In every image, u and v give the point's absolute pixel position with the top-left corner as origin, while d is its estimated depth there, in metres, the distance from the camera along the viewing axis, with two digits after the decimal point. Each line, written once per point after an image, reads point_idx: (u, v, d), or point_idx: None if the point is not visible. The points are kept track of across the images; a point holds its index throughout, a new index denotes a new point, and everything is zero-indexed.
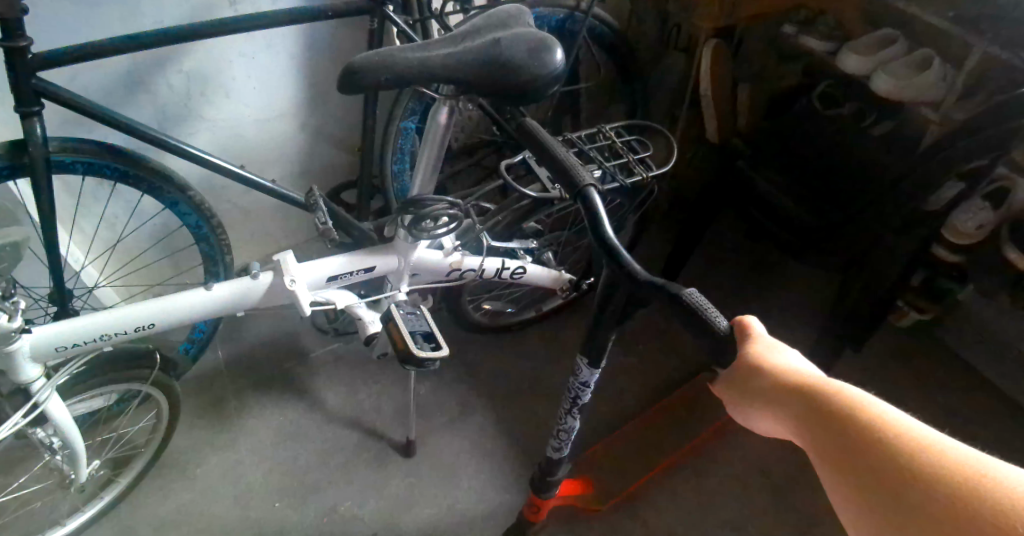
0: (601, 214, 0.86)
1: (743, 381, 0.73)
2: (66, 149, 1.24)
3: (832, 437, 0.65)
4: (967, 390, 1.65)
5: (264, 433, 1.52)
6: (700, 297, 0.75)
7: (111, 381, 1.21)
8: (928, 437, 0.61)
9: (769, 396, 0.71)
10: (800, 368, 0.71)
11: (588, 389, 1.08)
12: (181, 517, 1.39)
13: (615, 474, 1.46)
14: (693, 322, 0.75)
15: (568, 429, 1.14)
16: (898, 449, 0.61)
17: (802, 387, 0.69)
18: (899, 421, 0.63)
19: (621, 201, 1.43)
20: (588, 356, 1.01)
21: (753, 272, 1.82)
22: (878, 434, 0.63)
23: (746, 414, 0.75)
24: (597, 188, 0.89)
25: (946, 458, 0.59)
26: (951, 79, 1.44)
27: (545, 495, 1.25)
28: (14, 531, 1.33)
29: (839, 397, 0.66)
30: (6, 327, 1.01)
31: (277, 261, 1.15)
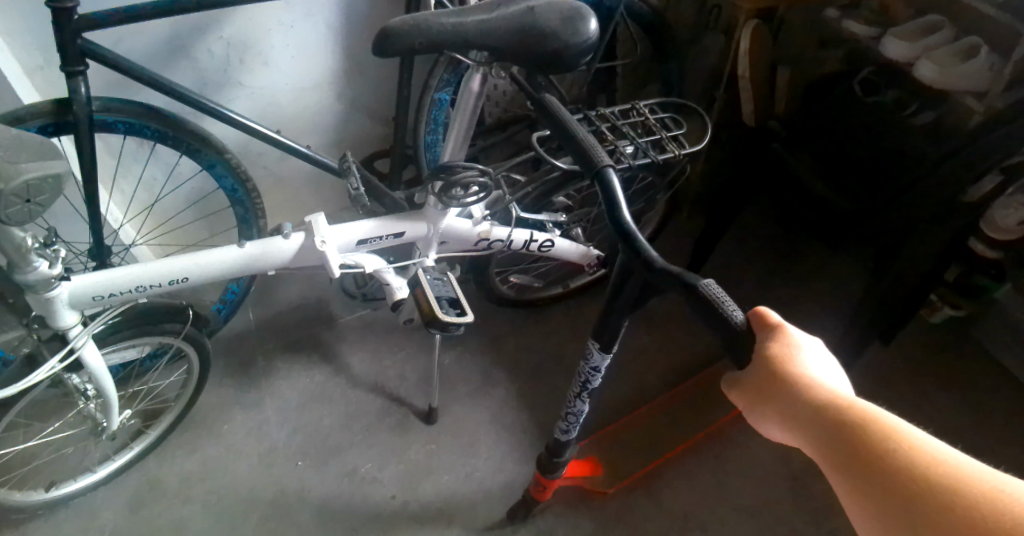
0: (617, 197, 0.85)
1: (755, 380, 0.71)
2: (109, 109, 1.27)
3: (842, 445, 0.65)
4: (1001, 389, 1.61)
5: (290, 395, 1.56)
6: (716, 288, 0.73)
7: (144, 333, 1.27)
8: (940, 449, 0.62)
9: (781, 400, 0.69)
10: (819, 372, 0.70)
11: (599, 374, 1.09)
12: (207, 470, 1.46)
13: (627, 457, 1.46)
14: (708, 314, 0.73)
15: (577, 412, 1.15)
16: (913, 462, 0.61)
17: (820, 394, 0.68)
18: (911, 433, 0.64)
19: (651, 180, 1.41)
20: (599, 340, 1.02)
21: (783, 259, 1.79)
22: (891, 447, 0.63)
23: (751, 415, 0.73)
24: (614, 169, 0.87)
25: (959, 473, 0.60)
26: (998, 68, 1.40)
27: (551, 476, 1.25)
28: (49, 474, 1.41)
29: (853, 408, 0.66)
30: (46, 275, 1.02)
31: (309, 222, 1.14)
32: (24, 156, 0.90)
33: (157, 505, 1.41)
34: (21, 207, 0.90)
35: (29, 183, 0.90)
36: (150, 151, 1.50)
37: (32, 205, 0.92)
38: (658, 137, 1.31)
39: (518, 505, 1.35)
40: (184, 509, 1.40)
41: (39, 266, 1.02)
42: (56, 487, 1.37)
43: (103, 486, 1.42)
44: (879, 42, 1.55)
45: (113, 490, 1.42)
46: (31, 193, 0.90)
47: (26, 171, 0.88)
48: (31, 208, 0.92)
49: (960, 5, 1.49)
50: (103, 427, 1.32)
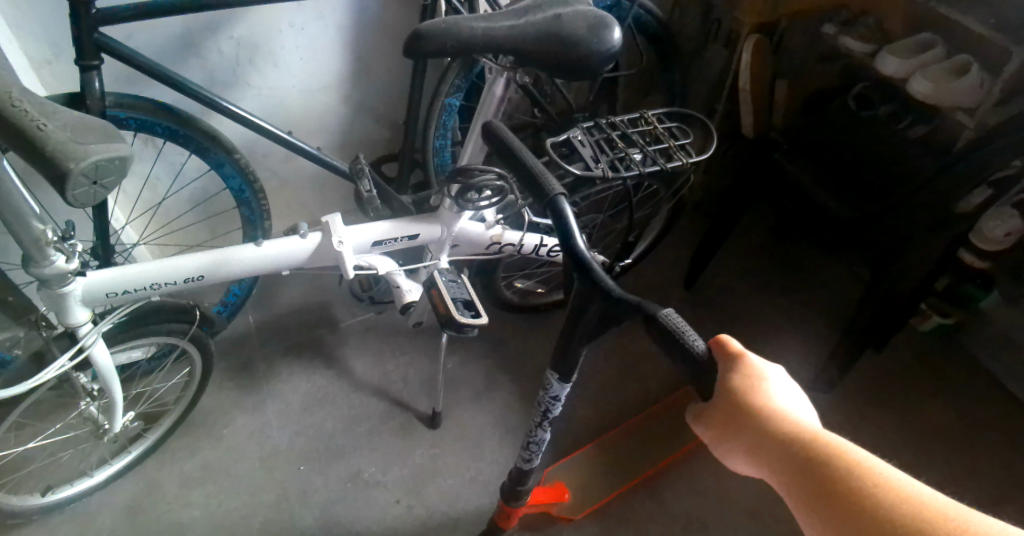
0: (572, 227, 0.84)
1: (724, 416, 0.73)
2: (121, 104, 1.27)
3: (809, 479, 0.67)
4: (991, 395, 1.64)
5: (292, 398, 1.56)
6: (677, 319, 0.75)
7: (150, 332, 1.26)
8: (901, 480, 0.64)
9: (747, 433, 0.71)
10: (783, 403, 0.71)
11: (559, 402, 1.07)
12: (207, 474, 1.44)
13: (593, 481, 1.44)
14: (670, 342, 0.75)
15: (538, 441, 1.13)
16: (877, 497, 0.63)
17: (785, 426, 0.70)
18: (875, 466, 0.66)
19: (657, 186, 1.44)
20: (558, 370, 1.00)
21: (779, 267, 1.83)
22: (856, 482, 0.65)
23: (716, 446, 0.74)
24: (567, 197, 0.86)
25: (919, 507, 0.62)
26: (988, 85, 1.45)
27: (516, 504, 1.24)
28: (46, 478, 1.39)
29: (819, 442, 0.68)
30: (63, 269, 1.01)
31: (326, 222, 1.14)
32: (91, 137, 0.79)
33: (157, 509, 1.39)
34: (87, 190, 0.79)
35: (97, 164, 0.78)
36: (156, 151, 1.49)
37: (99, 187, 0.80)
38: (666, 146, 1.33)
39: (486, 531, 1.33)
40: (184, 514, 1.39)
41: (56, 261, 1.00)
42: (52, 491, 1.35)
43: (100, 490, 1.40)
44: (875, 57, 1.59)
45: (112, 494, 1.40)
46: (98, 174, 0.79)
47: (97, 150, 0.77)
48: (96, 193, 0.80)
49: (953, 24, 1.55)
50: (104, 429, 1.29)
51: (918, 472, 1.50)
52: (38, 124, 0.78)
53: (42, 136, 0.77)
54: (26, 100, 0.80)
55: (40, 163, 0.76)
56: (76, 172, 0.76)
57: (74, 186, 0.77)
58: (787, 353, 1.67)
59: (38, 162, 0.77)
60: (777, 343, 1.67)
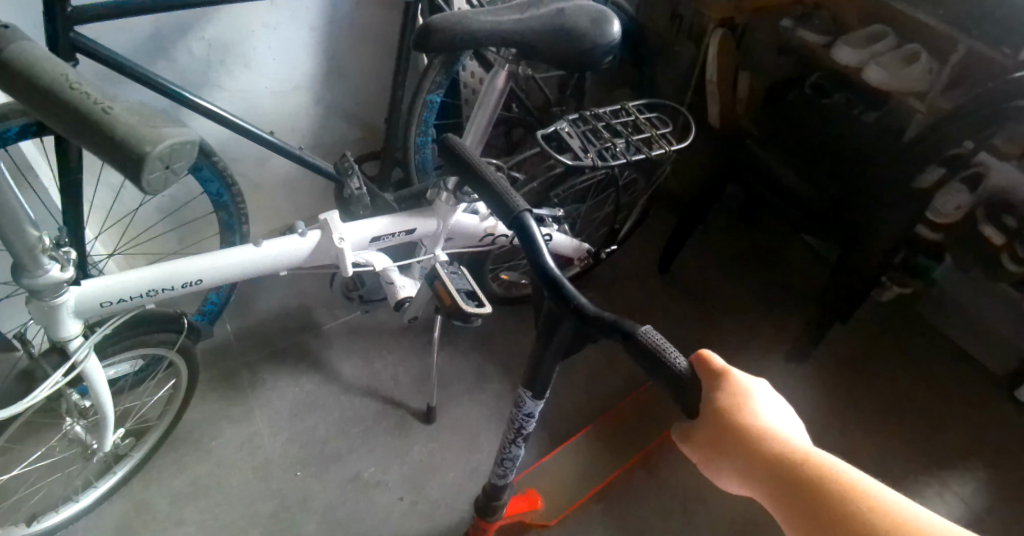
0: (538, 242, 0.81)
1: (716, 440, 0.73)
2: None
3: (804, 503, 0.68)
4: (948, 359, 1.76)
5: (280, 405, 1.53)
6: (656, 336, 0.72)
7: (140, 343, 1.22)
8: (886, 496, 0.67)
9: (738, 457, 0.72)
10: (770, 421, 0.73)
11: (532, 419, 1.06)
12: (198, 489, 1.40)
13: (563, 488, 1.45)
14: (652, 363, 0.72)
15: (512, 457, 1.12)
16: (872, 521, 0.65)
17: (774, 445, 0.71)
18: (868, 487, 0.68)
19: (637, 177, 1.50)
20: (530, 389, 0.99)
21: (746, 250, 1.91)
22: (851, 506, 0.67)
23: (704, 466, 0.75)
24: (532, 213, 0.83)
25: (913, 528, 0.65)
26: (936, 72, 1.56)
27: (491, 519, 1.24)
28: (29, 508, 1.33)
29: (813, 466, 0.70)
30: (58, 278, 0.97)
31: (325, 220, 1.14)
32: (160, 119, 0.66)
33: (147, 529, 1.35)
34: (160, 177, 0.65)
35: (171, 147, 0.64)
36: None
37: (174, 175, 0.67)
38: (648, 135, 1.38)
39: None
40: (179, 531, 1.35)
41: (51, 269, 0.97)
42: (39, 519, 1.29)
43: (85, 516, 1.34)
44: (831, 48, 1.68)
45: (98, 518, 1.34)
46: (172, 157, 0.65)
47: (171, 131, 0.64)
48: (167, 182, 0.66)
49: (900, 16, 1.66)
50: (93, 449, 1.25)
51: (889, 436, 1.60)
52: (101, 105, 0.65)
53: (107, 119, 0.64)
54: (86, 86, 0.69)
55: (105, 148, 0.63)
56: (152, 156, 0.62)
57: (146, 171, 0.63)
58: (760, 332, 1.75)
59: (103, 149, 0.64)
60: (750, 324, 1.75)
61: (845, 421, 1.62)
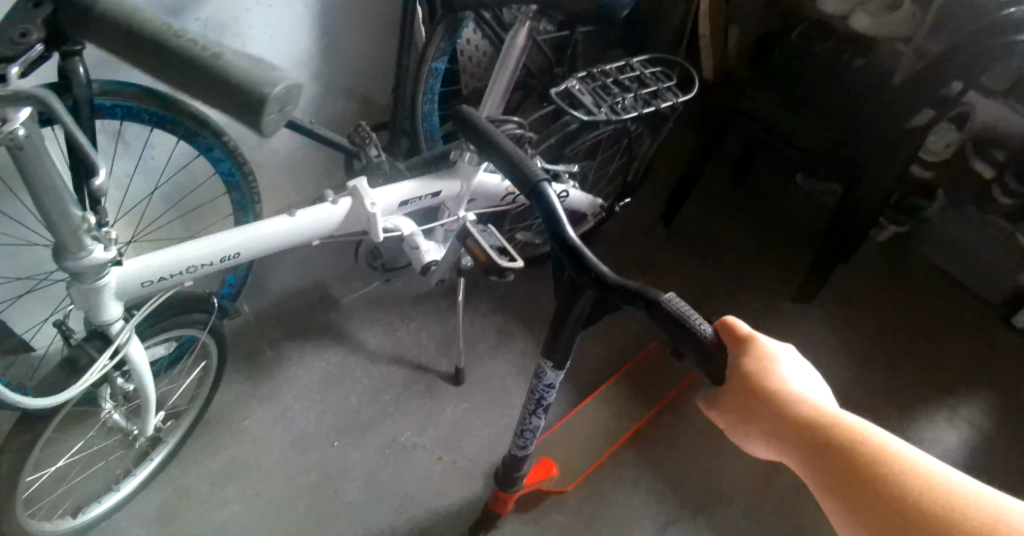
0: (558, 211, 0.82)
1: (742, 403, 0.72)
2: (107, 92, 1.20)
3: (832, 468, 0.66)
4: (941, 289, 1.84)
5: (308, 380, 1.55)
6: (681, 303, 0.73)
7: (176, 324, 1.22)
8: (920, 462, 0.64)
9: (764, 420, 0.70)
10: (796, 385, 0.71)
11: (552, 390, 1.07)
12: (237, 468, 1.42)
13: (579, 455, 1.51)
14: (675, 329, 0.73)
15: (532, 428, 1.13)
16: (906, 486, 0.63)
17: (800, 409, 0.69)
18: (902, 453, 0.65)
19: (642, 132, 1.55)
20: (551, 360, 1.00)
21: (742, 200, 1.97)
22: (882, 469, 0.64)
23: (730, 431, 0.74)
24: (551, 183, 0.84)
25: (950, 495, 0.62)
26: (920, 15, 1.62)
27: (511, 490, 1.26)
28: (71, 501, 1.33)
29: (842, 429, 0.67)
30: (104, 259, 0.94)
31: (354, 187, 1.15)
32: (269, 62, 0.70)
33: (191, 511, 1.36)
34: (275, 119, 0.70)
35: (286, 89, 0.69)
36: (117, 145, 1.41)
37: (283, 119, 0.71)
38: (654, 88, 1.40)
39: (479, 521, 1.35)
40: (223, 510, 1.36)
41: (95, 251, 0.93)
42: (83, 511, 1.29)
43: (126, 504, 1.34)
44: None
45: (140, 506, 1.35)
46: (285, 100, 0.70)
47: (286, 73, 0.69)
48: (281, 121, 0.71)
49: None
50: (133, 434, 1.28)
51: (893, 365, 1.69)
52: (216, 53, 0.70)
53: (223, 65, 0.69)
54: (191, 34, 0.73)
55: (230, 90, 0.67)
56: (272, 98, 0.67)
57: (265, 112, 0.68)
58: (763, 277, 1.82)
59: (223, 90, 0.68)
60: (752, 270, 1.83)
61: (850, 355, 1.70)
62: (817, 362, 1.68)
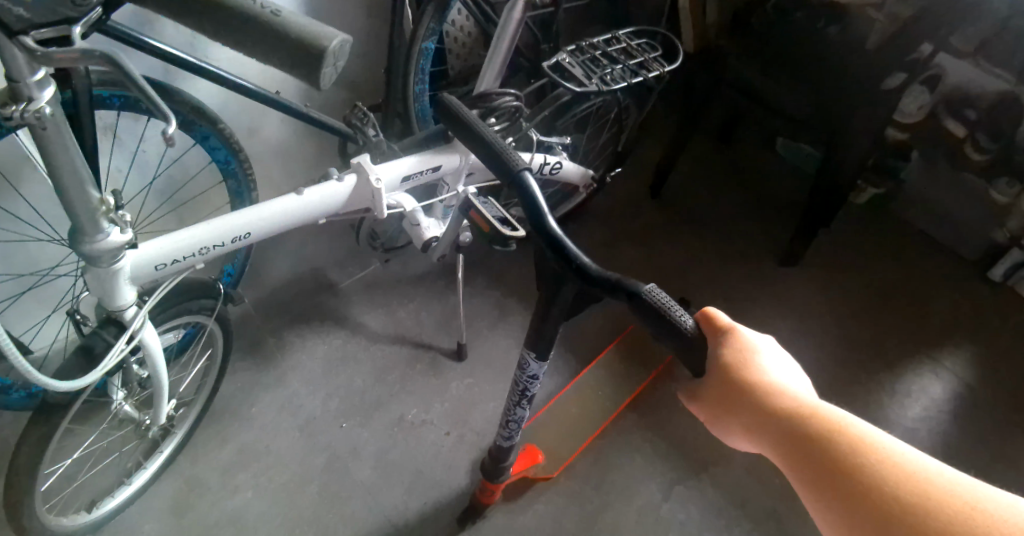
0: (539, 200, 0.80)
1: (720, 394, 0.70)
2: (104, 82, 1.20)
3: (810, 460, 0.64)
4: (919, 247, 1.91)
5: (312, 364, 1.56)
6: (660, 292, 0.72)
7: (185, 310, 1.20)
8: (903, 454, 0.62)
9: (742, 411, 0.69)
10: (777, 376, 0.70)
11: (537, 381, 1.08)
12: (247, 456, 1.43)
13: (561, 441, 1.52)
14: (654, 318, 0.71)
15: (517, 418, 1.15)
16: (883, 478, 0.61)
17: (780, 401, 0.68)
18: (882, 444, 0.63)
19: (630, 104, 1.58)
20: (534, 350, 1.00)
21: (725, 171, 2.02)
22: (859, 460, 0.62)
23: (711, 424, 0.72)
24: (531, 170, 0.83)
25: (929, 487, 0.60)
26: None
27: (498, 480, 1.28)
28: (85, 497, 1.34)
29: (821, 420, 0.66)
30: (122, 242, 0.94)
31: (358, 163, 1.18)
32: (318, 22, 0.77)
33: (202, 501, 1.37)
34: (331, 72, 0.78)
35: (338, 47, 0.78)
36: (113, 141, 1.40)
37: (336, 72, 0.80)
38: (641, 59, 1.44)
39: (466, 512, 1.37)
40: (235, 498, 1.38)
41: (111, 234, 0.93)
42: (96, 506, 1.29)
43: (138, 498, 1.35)
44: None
45: (152, 498, 1.36)
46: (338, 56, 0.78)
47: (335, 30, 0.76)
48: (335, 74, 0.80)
49: None
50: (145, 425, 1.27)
51: (877, 323, 1.75)
52: (273, 10, 0.76)
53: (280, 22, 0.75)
54: None
55: (289, 45, 0.75)
56: (332, 52, 0.76)
57: (323, 65, 0.76)
58: (749, 245, 1.87)
59: (277, 48, 0.75)
60: (738, 239, 1.88)
61: (837, 316, 1.76)
62: (806, 323, 1.73)
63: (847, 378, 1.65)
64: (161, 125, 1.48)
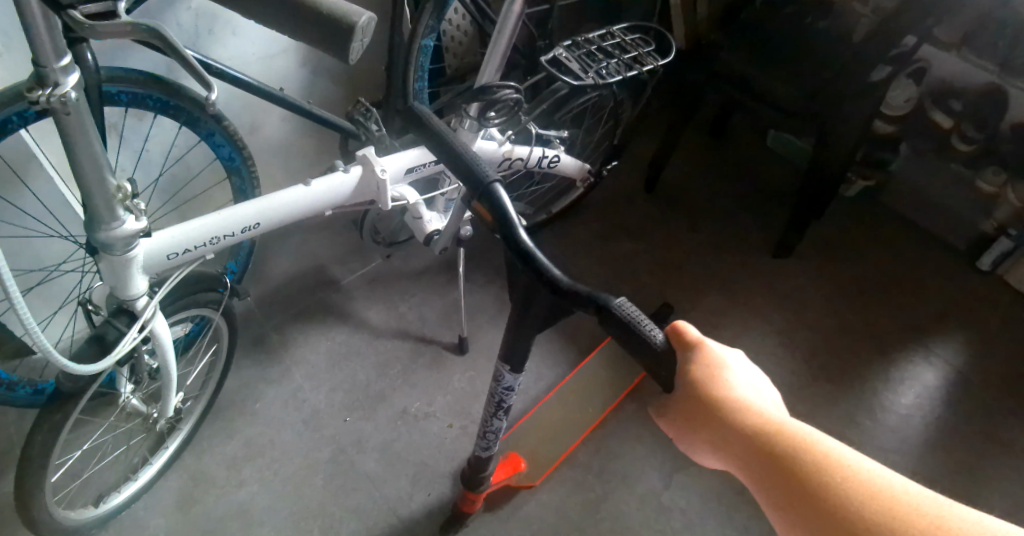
0: (511, 215, 0.80)
1: (692, 413, 0.73)
2: (113, 78, 1.23)
3: (780, 479, 0.69)
4: (909, 237, 1.95)
5: (316, 360, 1.58)
6: (632, 308, 0.71)
7: (194, 302, 1.21)
8: (867, 471, 0.67)
9: (715, 430, 0.72)
10: (745, 394, 0.74)
11: (512, 392, 1.10)
12: (253, 450, 1.44)
13: (544, 446, 1.51)
14: (627, 335, 0.71)
15: (495, 429, 1.17)
16: (850, 495, 0.66)
17: (749, 419, 0.72)
18: (846, 461, 0.68)
19: (624, 99, 1.61)
20: (509, 363, 1.02)
21: (718, 165, 2.06)
22: (826, 478, 0.67)
23: (682, 440, 0.76)
24: (503, 183, 0.83)
25: (892, 501, 0.65)
26: None
27: (478, 490, 1.29)
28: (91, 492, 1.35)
29: (789, 439, 0.70)
30: (137, 230, 0.97)
31: (364, 155, 1.20)
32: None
33: (208, 496, 1.37)
34: (358, 47, 0.80)
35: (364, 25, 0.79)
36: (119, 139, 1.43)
37: (364, 49, 0.81)
38: (635, 54, 1.48)
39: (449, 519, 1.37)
40: (241, 492, 1.39)
41: (128, 221, 0.96)
42: (105, 500, 1.30)
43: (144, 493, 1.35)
44: None
45: (158, 493, 1.36)
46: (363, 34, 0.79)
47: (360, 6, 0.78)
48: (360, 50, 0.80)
49: None
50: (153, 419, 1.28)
51: (870, 312, 1.79)
52: None
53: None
54: None
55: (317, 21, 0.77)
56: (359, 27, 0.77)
57: (351, 40, 0.78)
58: (743, 237, 1.91)
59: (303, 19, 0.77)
60: (732, 232, 1.91)
61: (830, 305, 1.79)
62: (800, 313, 1.77)
63: (842, 366, 1.68)
64: (166, 123, 1.50)
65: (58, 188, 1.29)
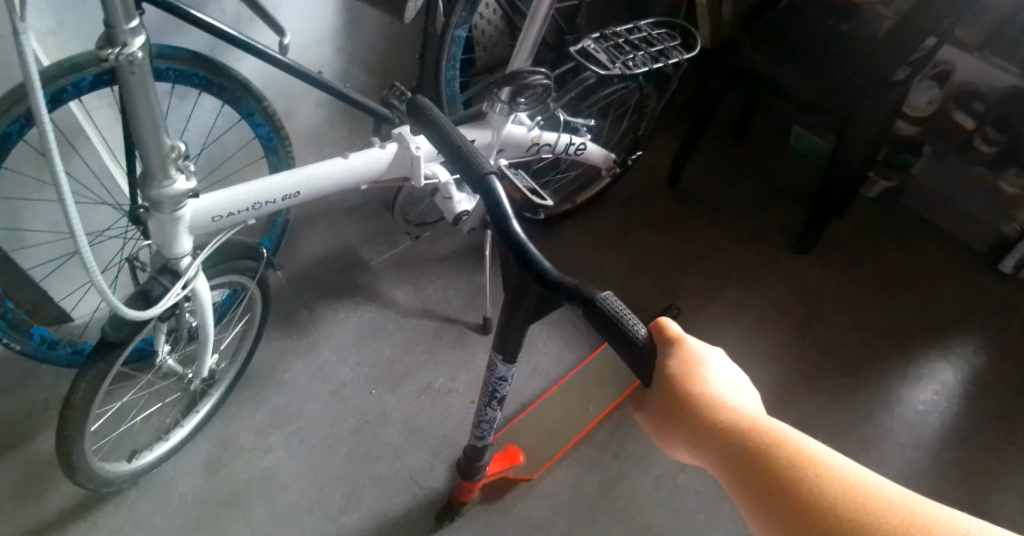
0: (503, 204, 0.77)
1: (669, 407, 0.71)
2: (162, 56, 1.30)
3: (755, 477, 0.67)
4: (930, 238, 1.97)
5: (343, 335, 1.63)
6: (616, 302, 0.70)
7: (233, 268, 1.28)
8: (842, 468, 0.65)
9: (690, 426, 0.70)
10: (721, 390, 0.71)
11: (507, 382, 1.08)
12: (281, 417, 1.49)
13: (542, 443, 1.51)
14: (608, 327, 0.70)
15: (489, 419, 1.15)
16: (824, 493, 0.64)
17: (724, 415, 0.70)
18: (822, 458, 0.66)
19: (650, 92, 1.65)
20: (501, 353, 1.00)
21: (740, 163, 2.10)
22: (800, 475, 0.65)
23: (658, 434, 0.74)
24: (498, 176, 0.80)
25: (868, 498, 0.63)
26: None
27: (474, 479, 1.29)
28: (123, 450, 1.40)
29: (765, 435, 0.68)
30: (186, 190, 1.03)
31: (400, 133, 1.27)
32: None
33: (237, 459, 1.43)
34: None
35: None
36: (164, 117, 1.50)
37: None
38: (660, 47, 1.52)
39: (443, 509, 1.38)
40: (268, 456, 1.44)
41: (177, 181, 1.02)
42: (137, 456, 1.35)
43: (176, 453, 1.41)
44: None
45: (189, 454, 1.42)
46: None
47: None
48: None
49: None
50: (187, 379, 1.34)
51: (888, 309, 1.81)
52: None
53: None
54: None
55: None
56: None
57: None
58: (764, 233, 1.94)
59: None
60: (752, 227, 1.94)
61: (848, 301, 1.82)
62: (818, 307, 1.79)
63: (859, 360, 1.70)
64: (208, 103, 1.57)
65: (104, 158, 1.36)
